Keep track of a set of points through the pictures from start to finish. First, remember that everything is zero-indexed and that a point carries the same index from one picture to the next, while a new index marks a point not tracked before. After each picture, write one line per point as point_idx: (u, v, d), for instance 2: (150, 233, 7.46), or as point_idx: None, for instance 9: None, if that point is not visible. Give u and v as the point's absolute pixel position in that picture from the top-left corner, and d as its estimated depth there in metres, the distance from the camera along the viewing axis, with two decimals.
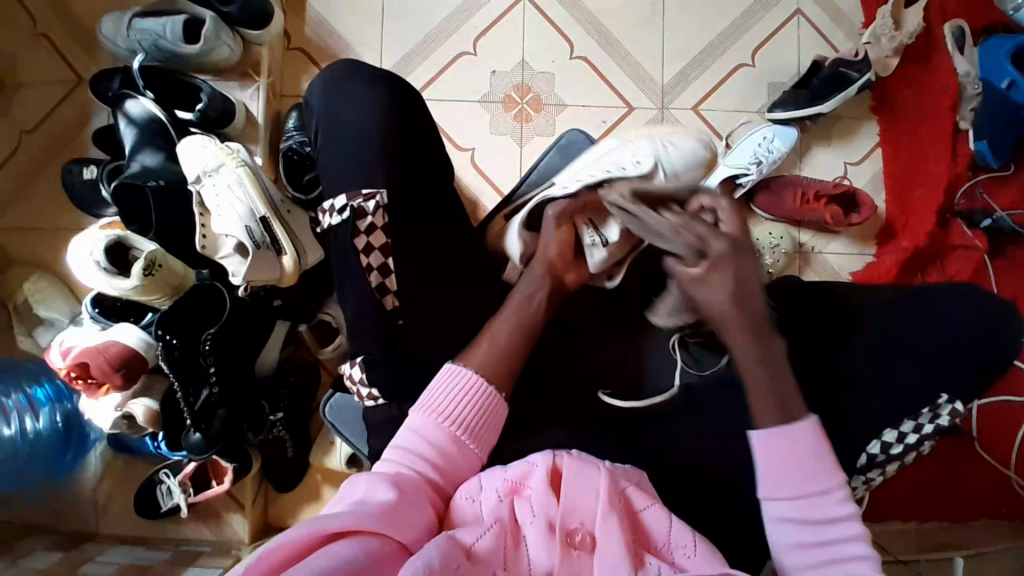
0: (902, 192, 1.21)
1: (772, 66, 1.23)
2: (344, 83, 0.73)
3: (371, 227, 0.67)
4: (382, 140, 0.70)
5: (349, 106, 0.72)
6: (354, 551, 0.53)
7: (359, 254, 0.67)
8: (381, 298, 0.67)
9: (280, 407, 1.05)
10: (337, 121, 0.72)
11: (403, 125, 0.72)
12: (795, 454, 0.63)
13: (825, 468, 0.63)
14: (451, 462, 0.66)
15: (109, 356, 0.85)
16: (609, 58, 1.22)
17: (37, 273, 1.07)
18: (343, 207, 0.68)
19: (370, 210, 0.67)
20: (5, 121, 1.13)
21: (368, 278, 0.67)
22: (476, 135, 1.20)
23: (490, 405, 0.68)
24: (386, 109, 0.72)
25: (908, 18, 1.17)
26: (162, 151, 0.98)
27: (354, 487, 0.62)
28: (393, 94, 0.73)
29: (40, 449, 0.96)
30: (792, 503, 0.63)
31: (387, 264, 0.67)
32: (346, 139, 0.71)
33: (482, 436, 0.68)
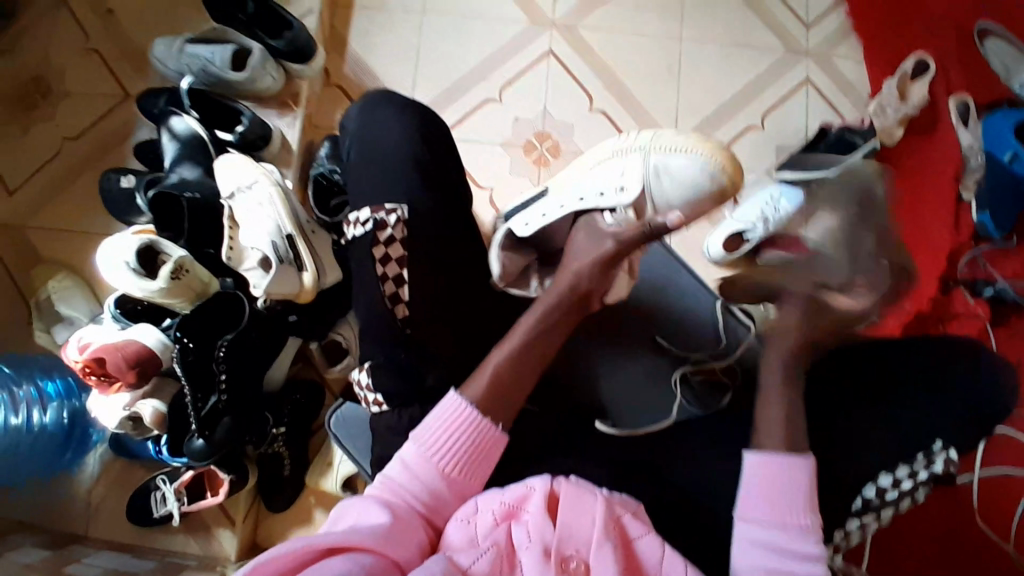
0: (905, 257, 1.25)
1: (780, 130, 1.30)
2: (381, 109, 0.80)
3: (390, 239, 0.73)
4: (413, 162, 0.76)
5: (383, 131, 0.78)
6: (347, 566, 0.55)
7: (376, 262, 0.73)
8: (393, 306, 0.72)
9: (283, 422, 1.08)
10: (371, 144, 0.78)
11: (433, 151, 0.78)
12: (775, 487, 0.66)
13: (803, 505, 0.66)
14: (444, 492, 0.66)
15: (126, 353, 0.88)
16: (627, 113, 1.29)
17: (62, 272, 1.12)
18: (368, 219, 0.74)
19: (391, 222, 0.73)
20: (53, 130, 1.20)
21: (383, 287, 0.73)
22: (495, 174, 1.26)
23: (482, 439, 0.68)
24: (417, 134, 0.78)
25: (915, 90, 1.25)
26: (201, 166, 1.04)
27: (349, 508, 0.63)
28: (425, 122, 0.80)
29: (42, 443, 0.98)
30: (768, 531, 0.65)
31: (401, 275, 0.72)
32: (378, 161, 0.77)
33: (476, 466, 0.68)
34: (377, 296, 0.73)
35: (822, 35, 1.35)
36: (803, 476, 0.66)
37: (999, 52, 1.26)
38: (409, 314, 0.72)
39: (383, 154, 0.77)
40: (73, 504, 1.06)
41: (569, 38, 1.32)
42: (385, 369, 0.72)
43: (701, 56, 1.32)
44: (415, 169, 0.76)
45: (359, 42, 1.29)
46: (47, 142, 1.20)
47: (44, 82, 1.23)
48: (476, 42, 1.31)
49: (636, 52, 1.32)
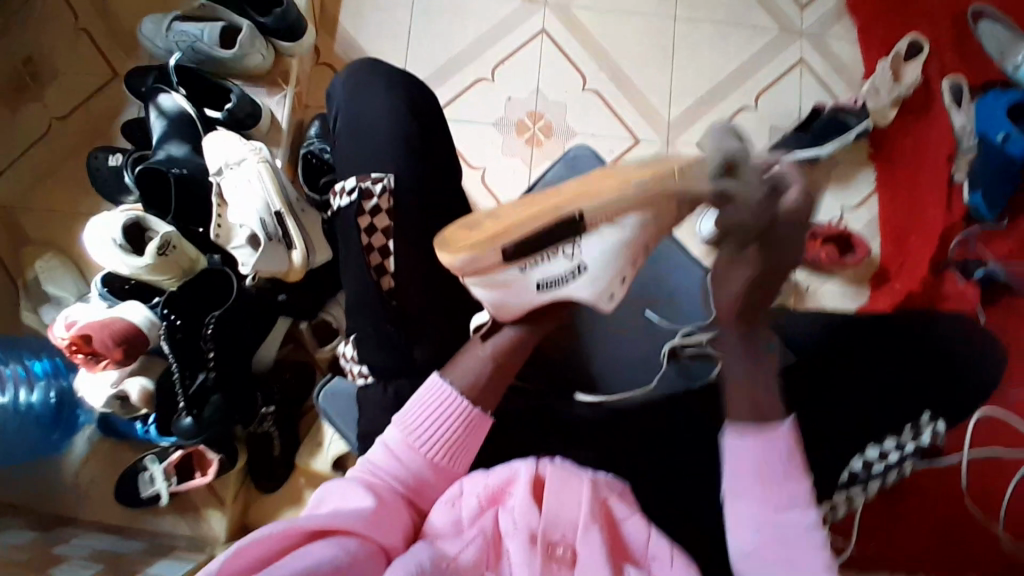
0: (898, 238, 1.25)
1: (774, 111, 1.29)
2: (367, 82, 0.79)
3: (377, 209, 0.72)
4: (402, 134, 0.75)
5: (369, 105, 0.78)
6: (333, 550, 0.54)
7: (360, 233, 0.72)
8: (379, 278, 0.72)
9: (273, 401, 1.06)
10: (356, 117, 0.77)
11: (423, 123, 0.77)
12: (767, 461, 0.63)
13: (793, 472, 0.63)
14: (428, 475, 0.65)
15: (113, 330, 0.87)
16: (620, 93, 1.28)
17: (49, 252, 1.11)
18: (353, 189, 0.73)
19: (376, 192, 0.72)
20: (39, 108, 1.19)
21: (368, 257, 0.72)
22: (487, 155, 1.25)
23: (468, 425, 0.67)
24: (407, 106, 0.77)
25: (908, 71, 1.25)
26: (188, 144, 1.02)
27: (333, 489, 0.62)
28: (414, 94, 0.79)
29: (29, 424, 0.97)
30: (761, 507, 0.62)
31: (387, 247, 0.72)
32: (367, 133, 0.76)
33: (461, 449, 0.67)
34: (362, 266, 0.72)
35: (817, 14, 1.33)
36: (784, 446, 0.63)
37: (994, 34, 1.25)
38: (395, 285, 0.72)
39: (373, 126, 0.76)
40: (63, 485, 1.06)
41: (563, 18, 1.30)
42: (373, 342, 0.72)
43: (695, 36, 1.31)
44: (405, 142, 0.75)
45: (350, 20, 1.28)
46: (34, 122, 1.19)
47: (32, 61, 1.21)
48: (468, 21, 1.29)
49: (630, 31, 1.31)
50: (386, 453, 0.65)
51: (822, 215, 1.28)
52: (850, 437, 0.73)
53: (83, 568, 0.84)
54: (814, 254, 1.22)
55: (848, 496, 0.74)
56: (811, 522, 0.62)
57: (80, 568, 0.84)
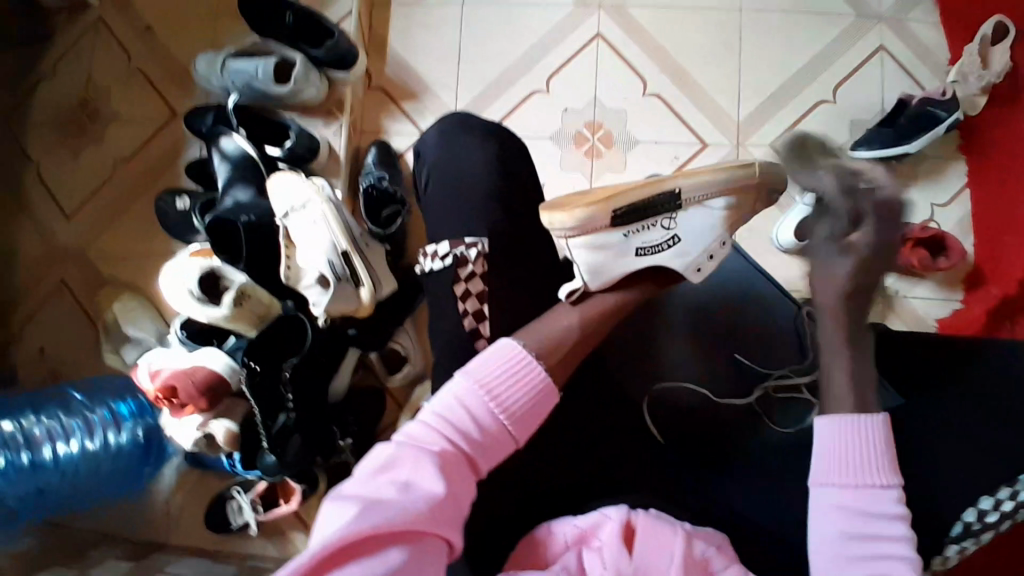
0: (992, 235, 1.15)
1: (853, 103, 1.20)
2: (460, 131, 0.80)
3: (472, 274, 0.71)
4: (488, 182, 0.76)
5: (465, 151, 0.79)
6: (400, 549, 0.52)
7: (456, 299, 0.71)
8: (473, 341, 0.70)
9: (350, 433, 1.05)
10: (452, 166, 0.78)
11: (508, 169, 0.78)
12: (869, 448, 0.63)
13: (882, 464, 0.63)
14: (499, 433, 0.61)
15: (197, 379, 0.91)
16: (681, 96, 1.22)
17: (128, 292, 1.16)
18: (448, 253, 0.72)
19: (471, 257, 0.72)
20: (104, 150, 1.23)
21: (461, 320, 0.71)
22: (545, 170, 1.21)
23: (535, 394, 0.63)
24: (495, 155, 0.78)
25: (999, 53, 1.14)
26: (253, 187, 1.03)
27: (396, 455, 0.58)
28: (502, 143, 0.79)
29: (121, 460, 1.02)
30: (848, 490, 0.62)
31: (481, 310, 0.70)
32: (455, 187, 0.76)
33: (527, 417, 0.62)
34: (450, 325, 0.71)
35: None
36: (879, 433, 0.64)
37: None
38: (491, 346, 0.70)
39: (463, 180, 0.77)
40: (156, 515, 1.11)
41: (617, 20, 1.24)
42: None
43: (761, 26, 1.22)
44: (496, 190, 0.75)
45: (398, 38, 1.25)
46: (102, 165, 1.22)
47: (94, 106, 1.24)
48: (518, 31, 1.25)
49: (689, 27, 1.23)
50: (449, 410, 0.61)
51: (910, 215, 1.18)
52: (970, 483, 0.66)
53: None
54: (901, 259, 1.11)
55: (958, 548, 0.67)
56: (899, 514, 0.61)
57: None
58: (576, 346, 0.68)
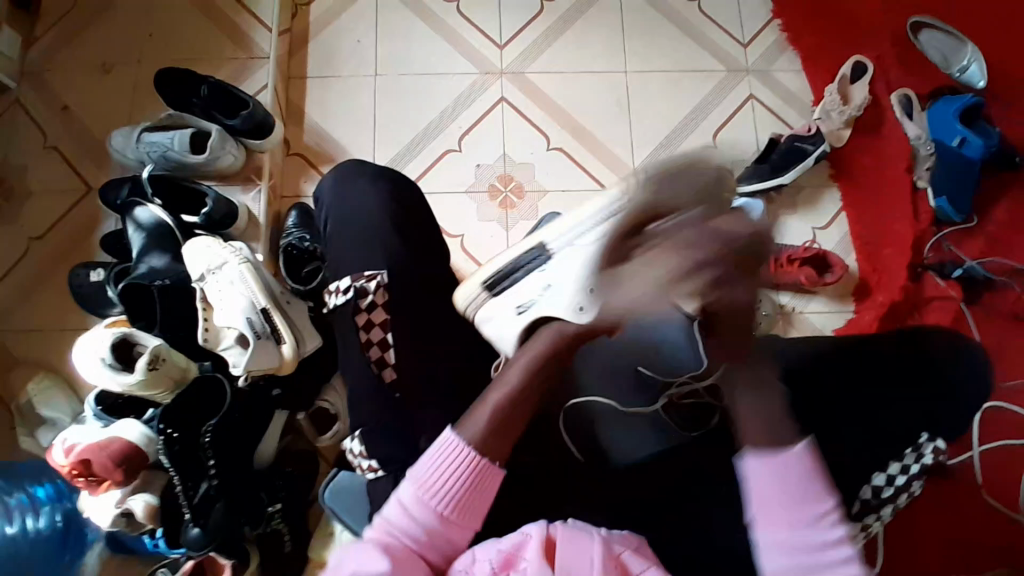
0: (872, 251, 1.27)
1: (734, 144, 1.33)
2: (354, 178, 0.86)
3: (371, 305, 0.76)
4: (387, 219, 0.81)
5: (357, 198, 0.84)
6: None
7: (359, 330, 0.75)
8: (381, 371, 0.74)
9: (278, 498, 1.01)
10: (348, 211, 0.82)
11: (403, 211, 0.83)
12: (790, 484, 0.63)
13: (812, 494, 0.63)
14: (445, 528, 0.64)
15: (113, 451, 0.86)
16: (583, 147, 1.33)
17: (38, 372, 1.12)
18: (348, 287, 0.77)
19: (371, 289, 0.77)
20: (15, 230, 1.21)
21: (367, 353, 0.75)
22: (464, 221, 1.28)
23: (478, 480, 0.65)
24: (390, 198, 0.84)
25: (856, 91, 1.31)
26: (168, 254, 1.05)
27: (347, 554, 0.62)
28: (394, 189, 0.86)
29: (38, 552, 0.95)
30: (790, 532, 0.62)
31: (385, 340, 0.75)
32: (352, 226, 0.81)
33: (474, 503, 0.65)
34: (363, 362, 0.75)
35: (760, 48, 1.39)
36: (801, 468, 0.63)
37: (935, 42, 1.34)
38: (395, 376, 0.74)
39: (359, 224, 0.81)
40: None
41: (519, 83, 1.36)
42: (378, 435, 0.73)
43: (646, 82, 1.37)
44: (389, 228, 0.80)
45: (314, 109, 1.32)
46: (12, 245, 1.20)
47: (5, 185, 1.23)
48: (429, 97, 1.34)
49: (584, 86, 1.36)
50: (396, 509, 0.64)
51: (796, 237, 1.29)
52: (857, 463, 0.73)
53: None
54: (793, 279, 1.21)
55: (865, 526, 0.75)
56: (838, 540, 0.62)
57: None
58: (501, 431, 0.67)
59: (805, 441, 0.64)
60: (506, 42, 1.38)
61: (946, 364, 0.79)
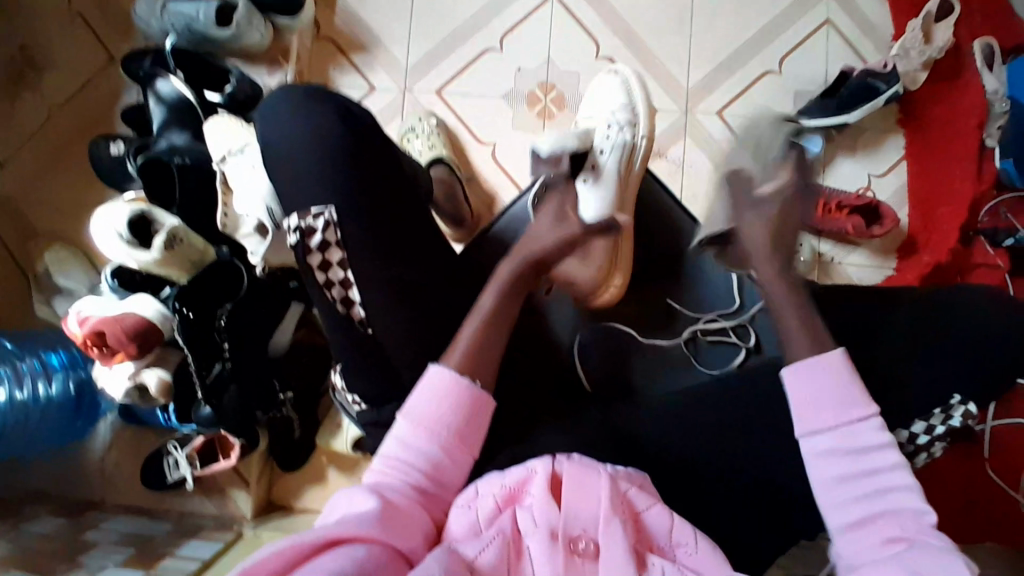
0: (927, 206, 1.17)
1: (798, 75, 1.22)
2: (279, 108, 0.72)
3: (325, 244, 0.68)
4: (330, 153, 0.69)
5: (292, 129, 0.71)
6: (343, 561, 0.49)
7: (314, 271, 0.68)
8: (347, 310, 0.68)
9: (291, 386, 1.04)
10: (283, 150, 0.71)
11: (355, 139, 0.70)
12: (829, 387, 0.61)
13: (855, 395, 0.61)
14: (443, 460, 0.62)
15: (126, 326, 0.86)
16: (634, 60, 1.22)
17: (61, 243, 1.12)
18: (295, 227, 0.69)
19: (319, 227, 0.68)
20: (36, 96, 1.17)
21: (328, 294, 0.68)
22: (497, 129, 1.21)
23: (471, 401, 0.64)
24: (333, 126, 0.70)
25: (938, 32, 1.14)
26: (189, 131, 1.02)
27: (338, 500, 0.58)
28: (340, 113, 0.71)
29: (52, 414, 1.00)
30: (833, 434, 0.60)
31: (347, 280, 0.68)
32: (291, 164, 0.70)
33: (469, 431, 0.63)
34: (326, 302, 0.69)
35: None
36: (837, 366, 0.62)
37: None
38: (365, 315, 0.68)
39: (302, 150, 0.70)
40: (90, 473, 1.10)
41: None
42: (391, 341, 0.68)
43: None
44: (336, 153, 0.69)
45: None
46: (33, 111, 1.17)
47: (29, 48, 1.18)
48: None
49: None
50: (390, 445, 0.63)
51: (847, 183, 1.21)
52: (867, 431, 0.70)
53: (113, 557, 0.88)
54: (838, 227, 1.14)
55: None
56: (883, 443, 0.59)
57: (110, 555, 0.89)
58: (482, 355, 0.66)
59: (844, 349, 0.64)
60: None
61: (997, 335, 0.72)
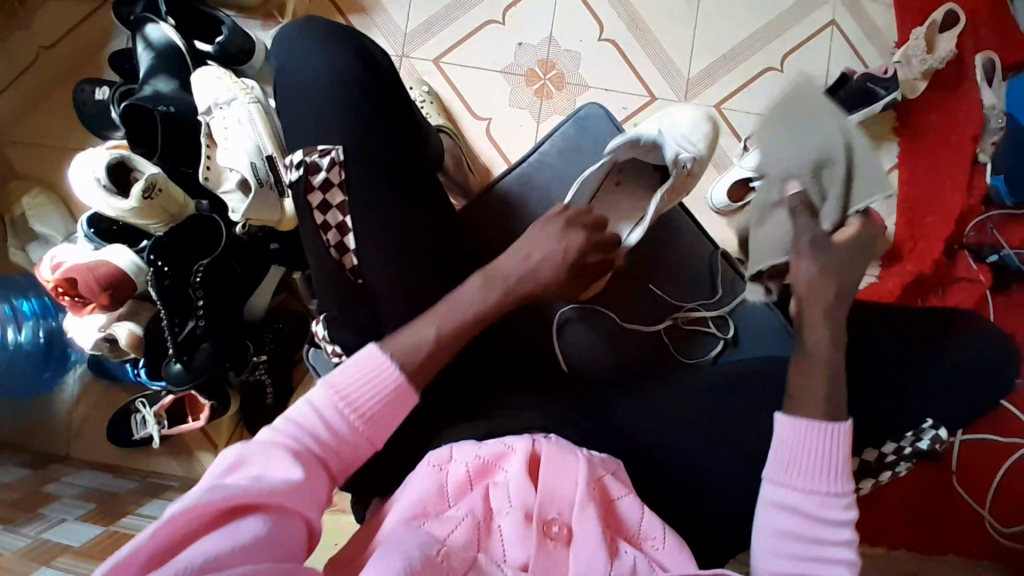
0: (914, 216, 1.16)
1: (801, 74, 1.21)
2: (305, 38, 0.74)
3: (327, 184, 0.69)
4: (345, 94, 0.71)
5: (316, 62, 0.73)
6: (258, 524, 0.49)
7: (314, 211, 0.69)
8: (340, 256, 0.69)
9: (264, 350, 1.03)
10: (301, 75, 0.72)
11: (369, 86, 0.72)
12: (814, 449, 0.61)
13: (837, 471, 0.61)
14: (353, 436, 0.60)
15: (99, 275, 0.84)
16: (638, 46, 1.20)
17: (37, 188, 1.09)
18: (298, 163, 0.69)
19: (325, 166, 0.69)
20: (22, 33, 1.14)
21: (324, 237, 0.69)
22: (494, 105, 1.19)
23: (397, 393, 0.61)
24: (353, 69, 0.72)
25: (942, 42, 1.14)
26: (177, 79, 0.97)
27: (248, 455, 0.55)
28: (359, 58, 0.73)
29: (20, 359, 0.98)
30: (804, 496, 0.60)
31: (344, 224, 0.69)
32: (305, 97, 0.72)
33: (387, 412, 0.61)
34: (320, 247, 0.69)
35: None
36: (840, 440, 0.61)
37: None
38: (358, 264, 0.69)
39: (307, 88, 0.72)
40: (54, 423, 1.08)
41: None
42: (342, 321, 0.70)
43: None
44: (347, 91, 0.71)
45: None
46: (17, 48, 1.14)
47: None
48: None
49: None
50: (308, 412, 0.59)
51: None
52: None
53: (71, 510, 0.87)
54: None
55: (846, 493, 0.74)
56: (845, 521, 0.60)
57: (70, 509, 0.87)
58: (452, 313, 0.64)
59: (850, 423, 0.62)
60: None
61: (969, 351, 0.72)
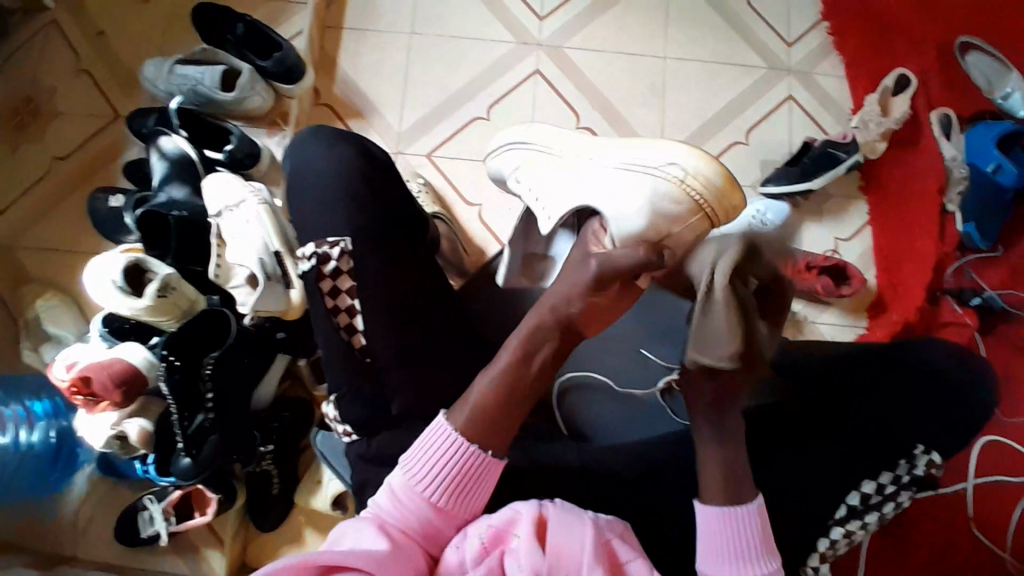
0: (891, 268, 1.22)
1: (766, 145, 1.30)
2: (313, 143, 0.83)
3: (337, 271, 0.75)
4: (351, 188, 0.79)
5: (321, 163, 0.81)
6: None
7: (325, 296, 0.74)
8: (349, 337, 0.74)
9: (271, 440, 1.05)
10: (307, 177, 0.81)
11: (370, 181, 0.81)
12: (731, 536, 0.64)
13: (755, 550, 0.63)
14: (437, 519, 0.62)
15: (113, 372, 0.87)
16: (614, 130, 1.31)
17: (51, 292, 1.14)
18: (311, 254, 0.75)
19: (335, 255, 0.75)
20: (42, 149, 1.23)
21: (335, 319, 0.74)
22: (483, 191, 1.27)
23: (473, 465, 0.63)
24: (356, 167, 0.81)
25: (896, 104, 1.25)
26: (189, 186, 1.06)
27: (342, 534, 0.60)
28: (361, 158, 0.82)
29: (30, 463, 0.98)
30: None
31: (353, 307, 0.74)
32: (311, 193, 0.79)
33: (467, 492, 0.63)
34: (331, 330, 0.74)
35: (805, 49, 1.34)
36: (751, 523, 0.64)
37: (981, 65, 1.26)
38: (366, 343, 0.74)
39: (314, 180, 0.80)
40: (59, 525, 1.07)
41: (557, 59, 1.34)
42: (355, 401, 0.73)
43: (684, 71, 1.34)
44: (352, 188, 0.79)
45: (349, 62, 1.34)
46: (37, 162, 1.23)
47: (36, 102, 1.26)
48: (464, 64, 1.33)
49: (617, 70, 1.34)
50: (392, 496, 0.62)
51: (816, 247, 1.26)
52: (829, 480, 0.73)
53: None
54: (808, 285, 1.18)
55: (847, 533, 0.72)
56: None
57: None
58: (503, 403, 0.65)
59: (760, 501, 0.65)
60: (547, 14, 1.36)
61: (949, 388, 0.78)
